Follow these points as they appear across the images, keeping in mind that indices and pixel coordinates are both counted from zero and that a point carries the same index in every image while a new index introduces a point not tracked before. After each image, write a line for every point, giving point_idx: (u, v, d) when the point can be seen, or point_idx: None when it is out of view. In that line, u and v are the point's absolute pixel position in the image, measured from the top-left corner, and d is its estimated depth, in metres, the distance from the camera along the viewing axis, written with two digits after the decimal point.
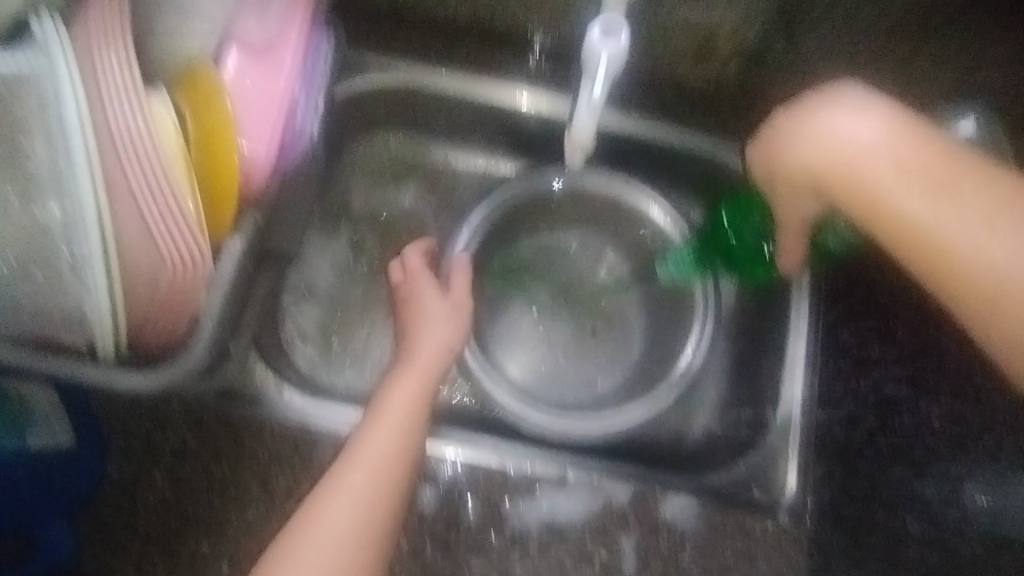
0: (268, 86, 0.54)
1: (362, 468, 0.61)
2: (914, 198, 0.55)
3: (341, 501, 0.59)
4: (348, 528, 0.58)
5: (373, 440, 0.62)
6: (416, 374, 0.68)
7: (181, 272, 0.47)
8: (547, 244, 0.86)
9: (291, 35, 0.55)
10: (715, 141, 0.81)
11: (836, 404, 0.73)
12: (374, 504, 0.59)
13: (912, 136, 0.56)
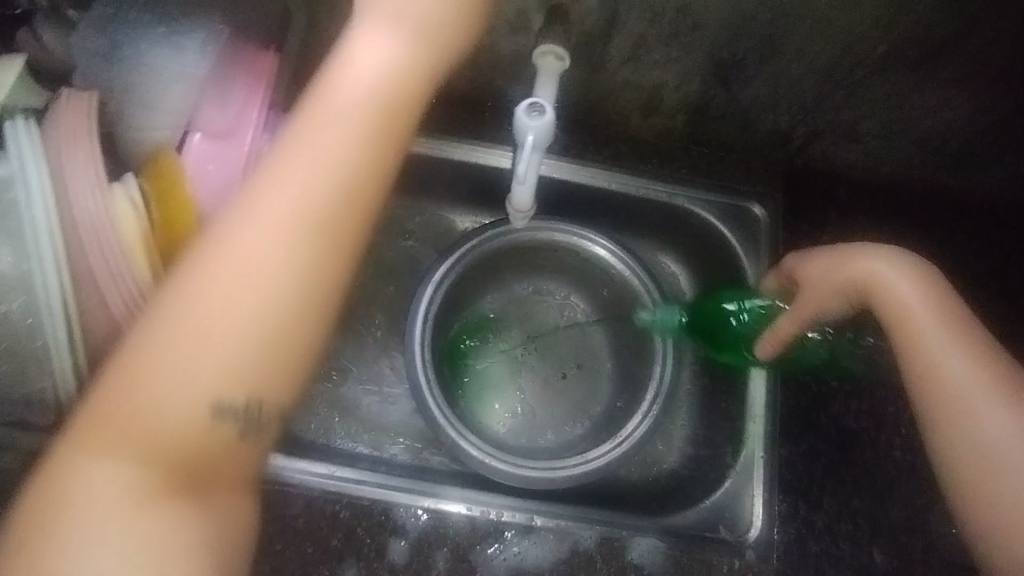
0: (229, 167, 0.59)
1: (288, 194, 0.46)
2: (940, 344, 0.58)
3: (259, 216, 0.46)
4: (256, 269, 0.45)
5: (259, 216, 0.46)
6: (361, 114, 0.50)
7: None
8: (510, 292, 0.89)
9: (250, 121, 0.61)
10: (669, 189, 0.85)
11: (796, 440, 0.77)
12: (293, 228, 0.46)
13: (960, 326, 0.59)
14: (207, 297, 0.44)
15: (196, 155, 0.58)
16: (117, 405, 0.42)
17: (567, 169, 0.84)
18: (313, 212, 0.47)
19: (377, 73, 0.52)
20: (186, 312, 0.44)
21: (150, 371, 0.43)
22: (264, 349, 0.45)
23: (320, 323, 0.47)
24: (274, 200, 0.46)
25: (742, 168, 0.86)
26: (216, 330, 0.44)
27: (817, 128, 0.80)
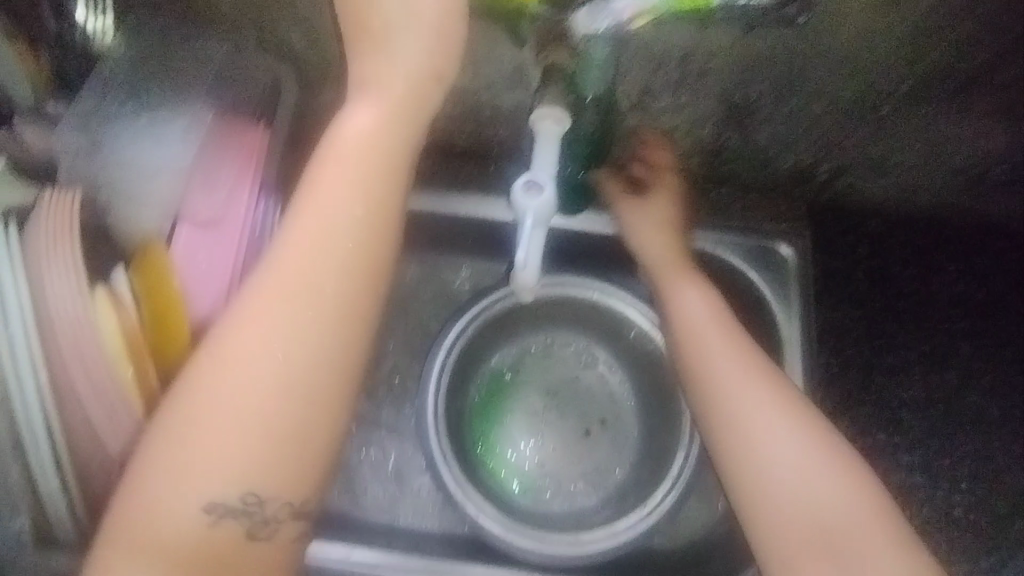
0: (223, 256, 0.59)
1: (253, 324, 0.47)
2: (793, 449, 0.57)
3: (235, 355, 0.46)
4: (245, 402, 0.45)
5: (243, 320, 0.47)
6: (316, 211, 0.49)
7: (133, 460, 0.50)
8: (524, 348, 0.84)
9: (240, 206, 0.60)
10: None
11: None
12: (273, 364, 0.46)
13: (817, 433, 0.57)
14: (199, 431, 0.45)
15: (184, 246, 0.59)
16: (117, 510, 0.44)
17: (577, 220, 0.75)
18: (291, 341, 0.46)
19: (343, 168, 0.50)
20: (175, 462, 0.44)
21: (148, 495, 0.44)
22: (260, 468, 0.46)
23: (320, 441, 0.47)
24: (249, 335, 0.46)
25: (770, 204, 0.78)
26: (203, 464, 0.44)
27: (843, 163, 0.77)
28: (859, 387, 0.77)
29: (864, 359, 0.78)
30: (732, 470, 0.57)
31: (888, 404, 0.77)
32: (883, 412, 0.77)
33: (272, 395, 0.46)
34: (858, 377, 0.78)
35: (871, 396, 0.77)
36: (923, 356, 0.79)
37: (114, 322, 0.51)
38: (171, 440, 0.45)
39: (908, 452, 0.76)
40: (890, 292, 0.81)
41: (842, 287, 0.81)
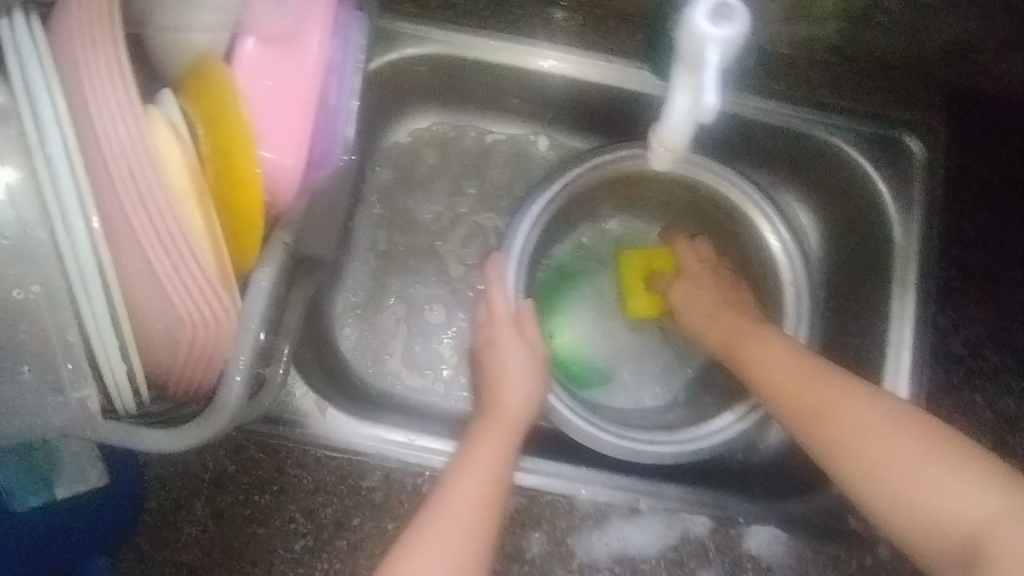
0: (292, 84, 0.45)
1: (500, 417, 0.63)
2: (866, 402, 0.56)
3: (468, 469, 0.58)
4: (465, 504, 0.56)
5: (463, 480, 0.58)
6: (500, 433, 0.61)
7: (204, 326, 0.39)
8: (606, 236, 0.77)
9: (315, 25, 0.46)
10: (804, 114, 0.70)
11: (945, 421, 0.67)
12: (495, 460, 0.59)
13: (838, 376, 0.58)
14: (438, 539, 0.54)
15: (247, 69, 0.45)
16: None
17: None
18: (509, 445, 0.61)
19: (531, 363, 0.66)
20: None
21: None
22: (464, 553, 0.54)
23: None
24: (474, 453, 0.60)
25: (900, 88, 0.71)
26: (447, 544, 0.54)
27: (1007, 40, 0.67)
28: (978, 302, 0.69)
29: (986, 270, 0.70)
30: (824, 457, 0.56)
31: (1006, 321, 0.69)
32: (1003, 332, 0.69)
33: (513, 394, 0.64)
34: (976, 292, 0.69)
35: (989, 311, 0.69)
36: None
37: (176, 145, 0.38)
38: (422, 535, 0.54)
39: (1021, 376, 0.68)
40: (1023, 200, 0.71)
41: (970, 189, 0.71)
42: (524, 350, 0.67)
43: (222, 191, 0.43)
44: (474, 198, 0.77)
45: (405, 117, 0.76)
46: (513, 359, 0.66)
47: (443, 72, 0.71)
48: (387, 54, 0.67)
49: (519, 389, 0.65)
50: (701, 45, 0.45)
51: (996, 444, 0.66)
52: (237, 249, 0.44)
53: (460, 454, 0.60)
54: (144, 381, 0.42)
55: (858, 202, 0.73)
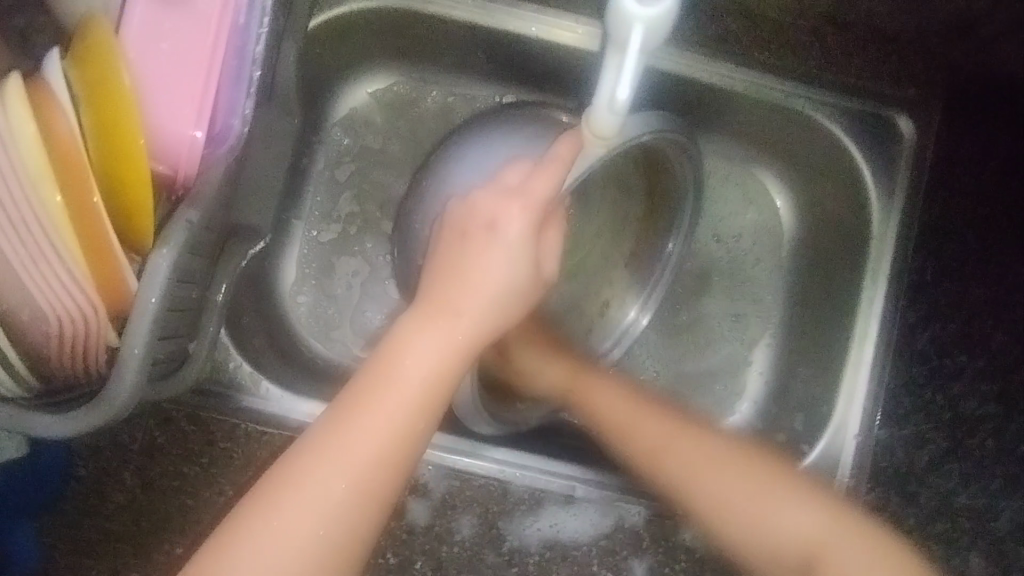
0: (189, 49, 0.41)
1: (446, 316, 0.49)
2: (697, 449, 0.61)
3: (390, 376, 0.47)
4: (379, 436, 0.46)
5: (368, 417, 0.46)
6: (444, 347, 0.49)
7: (72, 320, 0.40)
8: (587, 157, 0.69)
9: None
10: (783, 86, 0.66)
11: (901, 421, 0.64)
12: (425, 379, 0.47)
13: (672, 432, 0.62)
14: (336, 471, 0.45)
15: (138, 34, 0.41)
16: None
17: (667, 58, 0.65)
18: (445, 364, 0.48)
19: (502, 258, 0.51)
20: (283, 521, 0.44)
21: (272, 516, 0.44)
22: (335, 511, 0.44)
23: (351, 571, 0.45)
24: (404, 356, 0.48)
25: (895, 61, 0.65)
26: (315, 496, 0.44)
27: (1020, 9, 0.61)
28: (950, 301, 0.65)
29: (965, 266, 0.65)
30: (648, 471, 0.61)
31: (982, 320, 0.64)
32: (976, 332, 0.64)
33: (477, 301, 0.50)
34: (951, 290, 0.65)
35: (963, 313, 0.65)
36: None
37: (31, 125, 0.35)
38: (324, 458, 0.45)
39: (988, 379, 0.64)
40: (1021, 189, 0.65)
41: (960, 176, 0.65)
42: (502, 241, 0.51)
43: (103, 169, 0.39)
44: (429, 164, 0.73)
45: (356, 74, 0.71)
46: (492, 249, 0.51)
47: (396, 28, 0.67)
48: (329, 13, 0.63)
49: (484, 295, 0.50)
50: (626, 32, 0.43)
51: (952, 446, 0.64)
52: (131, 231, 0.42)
53: (384, 357, 0.48)
54: (25, 364, 0.41)
55: (839, 186, 0.68)
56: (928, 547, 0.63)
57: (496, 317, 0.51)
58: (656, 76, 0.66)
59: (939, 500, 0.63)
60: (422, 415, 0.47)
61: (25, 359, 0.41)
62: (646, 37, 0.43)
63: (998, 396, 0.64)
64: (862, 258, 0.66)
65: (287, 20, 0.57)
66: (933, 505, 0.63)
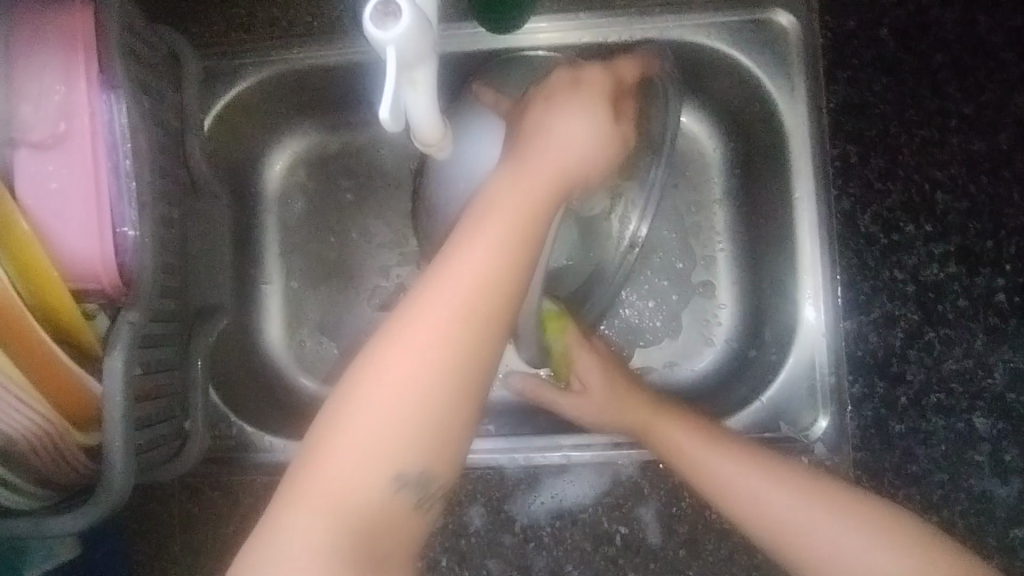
0: (75, 179, 0.48)
1: (525, 175, 0.51)
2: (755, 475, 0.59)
3: (481, 221, 0.48)
4: (474, 272, 0.45)
5: (466, 257, 0.46)
6: (527, 192, 0.50)
7: (39, 438, 0.47)
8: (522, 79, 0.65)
9: (82, 112, 0.48)
10: (658, 22, 0.66)
11: (864, 307, 0.63)
12: (501, 244, 0.47)
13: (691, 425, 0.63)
14: (428, 343, 0.43)
15: (28, 176, 0.48)
16: (334, 437, 0.42)
17: (538, 35, 0.67)
18: (520, 237, 0.48)
19: (565, 135, 0.55)
20: (397, 365, 0.43)
21: (364, 394, 0.43)
22: (453, 344, 0.43)
23: (465, 422, 0.44)
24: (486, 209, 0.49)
25: None
26: (427, 334, 0.43)
27: None
28: (883, 175, 0.63)
29: (888, 136, 0.63)
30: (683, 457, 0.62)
31: (919, 185, 0.63)
32: (918, 199, 0.63)
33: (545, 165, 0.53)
34: (880, 164, 0.63)
35: (897, 182, 0.63)
36: (964, 115, 0.63)
37: None
38: (427, 304, 0.44)
39: (942, 240, 0.62)
40: (925, 44, 0.63)
41: (857, 49, 0.64)
42: (567, 108, 0.56)
43: (33, 303, 0.47)
44: (364, 199, 0.78)
45: (274, 141, 0.77)
46: (561, 125, 0.55)
47: (291, 89, 0.73)
48: (223, 95, 0.69)
49: (545, 185, 0.51)
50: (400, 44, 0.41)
51: (923, 316, 0.62)
52: (74, 346, 0.50)
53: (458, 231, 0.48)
54: (26, 481, 0.49)
55: (746, 99, 0.69)
56: (930, 420, 0.61)
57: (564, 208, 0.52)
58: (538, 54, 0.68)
59: (927, 372, 0.62)
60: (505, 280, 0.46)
61: (25, 475, 0.49)
62: (381, 45, 0.37)
63: (956, 255, 0.62)
64: (802, 142, 0.65)
65: (183, 118, 0.63)
66: (922, 379, 0.62)
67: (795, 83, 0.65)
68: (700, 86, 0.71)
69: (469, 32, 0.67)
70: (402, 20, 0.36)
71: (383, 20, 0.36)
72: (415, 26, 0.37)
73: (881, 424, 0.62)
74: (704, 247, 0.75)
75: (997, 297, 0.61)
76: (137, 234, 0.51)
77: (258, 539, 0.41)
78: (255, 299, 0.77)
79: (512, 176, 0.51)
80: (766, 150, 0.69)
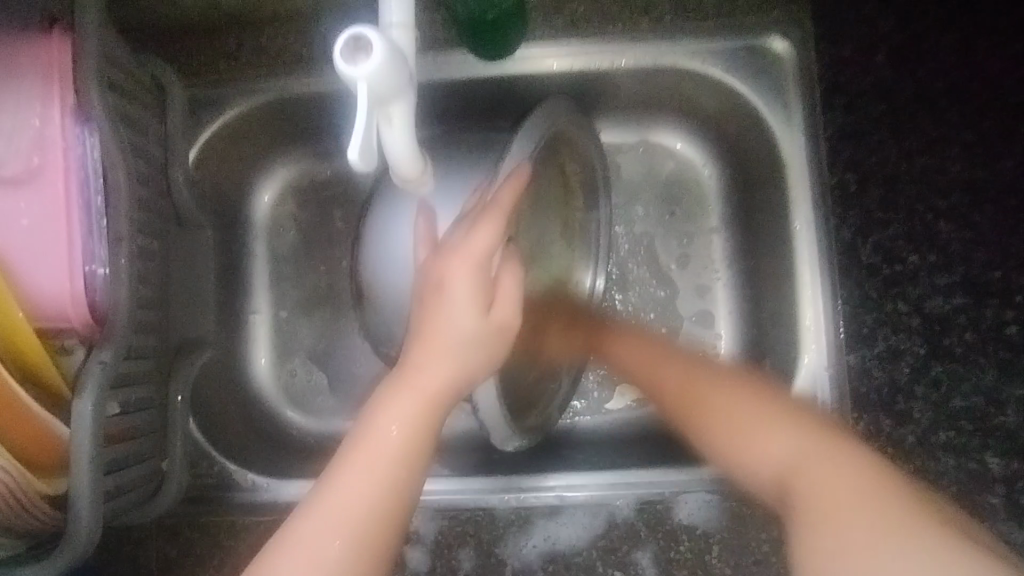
0: (47, 217, 0.46)
1: (437, 306, 0.51)
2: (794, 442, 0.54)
3: (406, 383, 0.50)
4: (396, 433, 0.49)
5: (384, 421, 0.49)
6: (448, 291, 0.50)
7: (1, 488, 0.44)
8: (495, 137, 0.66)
9: (56, 146, 0.46)
10: (652, 48, 0.65)
11: (868, 340, 0.61)
12: (426, 400, 0.50)
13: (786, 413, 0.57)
14: (381, 433, 0.49)
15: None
16: (280, 554, 0.45)
17: (529, 62, 0.65)
18: (465, 359, 0.51)
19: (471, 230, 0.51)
20: (338, 499, 0.47)
21: (310, 518, 0.46)
22: (382, 484, 0.47)
23: (392, 514, 0.48)
24: (415, 365, 0.51)
25: None
26: (357, 496, 0.47)
27: None
28: (882, 205, 0.61)
29: (887, 164, 0.61)
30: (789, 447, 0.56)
31: (922, 215, 0.61)
32: (919, 229, 0.61)
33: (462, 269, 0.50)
34: (880, 194, 0.61)
35: (900, 212, 0.61)
36: (967, 143, 0.61)
37: None
38: (357, 464, 0.48)
39: (947, 272, 0.60)
40: (924, 70, 0.61)
41: (856, 76, 0.62)
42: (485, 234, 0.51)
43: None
44: (354, 228, 0.77)
45: (263, 170, 0.76)
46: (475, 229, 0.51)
47: (280, 117, 0.71)
48: (210, 124, 0.68)
49: (478, 304, 0.51)
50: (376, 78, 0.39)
51: (930, 351, 0.60)
52: (43, 388, 0.48)
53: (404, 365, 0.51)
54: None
55: (742, 127, 0.68)
56: (939, 460, 0.59)
57: (466, 297, 0.50)
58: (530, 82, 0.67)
59: (935, 410, 0.59)
60: (451, 385, 0.50)
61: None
62: (352, 80, 0.35)
63: (962, 286, 0.60)
64: (800, 171, 0.64)
65: (164, 148, 0.61)
66: (930, 417, 0.59)
67: (792, 111, 0.64)
68: (696, 113, 0.70)
69: (459, 59, 0.66)
70: (375, 56, 0.35)
71: (354, 54, 0.34)
72: (389, 61, 0.35)
73: (888, 464, 0.59)
74: (699, 277, 0.74)
75: (1004, 330, 0.59)
76: (109, 273, 0.48)
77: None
78: (242, 330, 0.75)
79: (436, 266, 0.51)
80: (763, 178, 0.68)
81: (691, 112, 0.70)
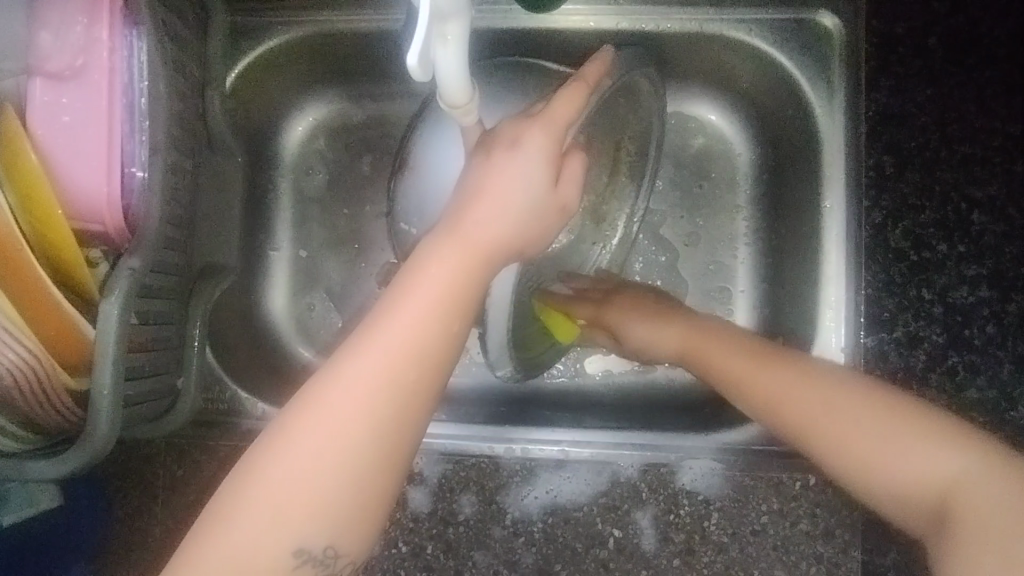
0: (84, 117, 0.46)
1: (506, 168, 0.51)
2: (816, 395, 0.54)
3: (461, 239, 0.49)
4: (446, 286, 0.48)
5: (435, 272, 0.48)
6: (517, 156, 0.51)
7: (27, 377, 0.46)
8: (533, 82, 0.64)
9: (101, 48, 0.46)
10: (699, 14, 0.64)
11: (889, 324, 0.60)
12: (481, 258, 0.49)
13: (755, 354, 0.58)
14: (427, 287, 0.48)
15: (40, 107, 0.46)
16: (321, 400, 0.45)
17: (574, 17, 0.65)
18: (521, 223, 0.51)
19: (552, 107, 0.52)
20: (384, 346, 0.46)
21: (362, 359, 0.46)
22: (428, 340, 0.47)
23: (437, 366, 0.47)
24: (473, 221, 0.50)
25: None
26: (405, 341, 0.46)
27: None
28: (919, 189, 0.61)
29: (927, 150, 0.61)
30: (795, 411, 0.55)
31: (956, 204, 0.60)
32: (954, 217, 0.60)
33: (536, 136, 0.51)
34: (917, 179, 0.61)
35: (934, 198, 0.61)
36: (1011, 135, 0.60)
37: None
38: (403, 316, 0.47)
39: (976, 262, 0.60)
40: (974, 58, 0.61)
41: (905, 57, 0.61)
42: (558, 110, 0.52)
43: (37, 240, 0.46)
44: (380, 172, 0.77)
45: (294, 107, 0.76)
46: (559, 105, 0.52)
47: (317, 53, 0.71)
48: (249, 52, 0.68)
49: (543, 174, 0.52)
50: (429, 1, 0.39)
51: (950, 340, 0.60)
52: (73, 289, 0.49)
53: (455, 219, 0.50)
54: (14, 423, 0.48)
55: (780, 100, 0.67)
56: None
57: (536, 167, 0.51)
58: (571, 37, 0.66)
59: (949, 400, 0.59)
60: (504, 248, 0.51)
61: (10, 417, 0.47)
62: None
63: (990, 278, 0.60)
64: (835, 149, 0.63)
65: (203, 70, 0.61)
66: (943, 406, 0.59)
67: (833, 90, 0.64)
68: (734, 86, 0.70)
69: (502, 8, 0.65)
70: None
71: None
72: None
73: None
74: (725, 254, 0.73)
75: None
76: (146, 177, 0.49)
77: (232, 491, 0.45)
78: (261, 264, 0.76)
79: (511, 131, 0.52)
80: (796, 156, 0.67)
81: (729, 85, 0.70)
